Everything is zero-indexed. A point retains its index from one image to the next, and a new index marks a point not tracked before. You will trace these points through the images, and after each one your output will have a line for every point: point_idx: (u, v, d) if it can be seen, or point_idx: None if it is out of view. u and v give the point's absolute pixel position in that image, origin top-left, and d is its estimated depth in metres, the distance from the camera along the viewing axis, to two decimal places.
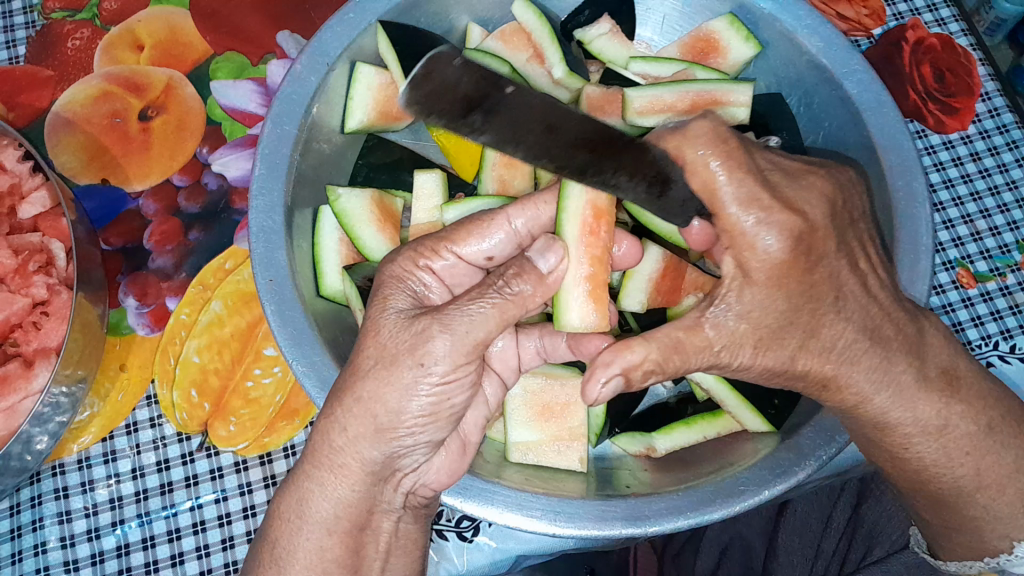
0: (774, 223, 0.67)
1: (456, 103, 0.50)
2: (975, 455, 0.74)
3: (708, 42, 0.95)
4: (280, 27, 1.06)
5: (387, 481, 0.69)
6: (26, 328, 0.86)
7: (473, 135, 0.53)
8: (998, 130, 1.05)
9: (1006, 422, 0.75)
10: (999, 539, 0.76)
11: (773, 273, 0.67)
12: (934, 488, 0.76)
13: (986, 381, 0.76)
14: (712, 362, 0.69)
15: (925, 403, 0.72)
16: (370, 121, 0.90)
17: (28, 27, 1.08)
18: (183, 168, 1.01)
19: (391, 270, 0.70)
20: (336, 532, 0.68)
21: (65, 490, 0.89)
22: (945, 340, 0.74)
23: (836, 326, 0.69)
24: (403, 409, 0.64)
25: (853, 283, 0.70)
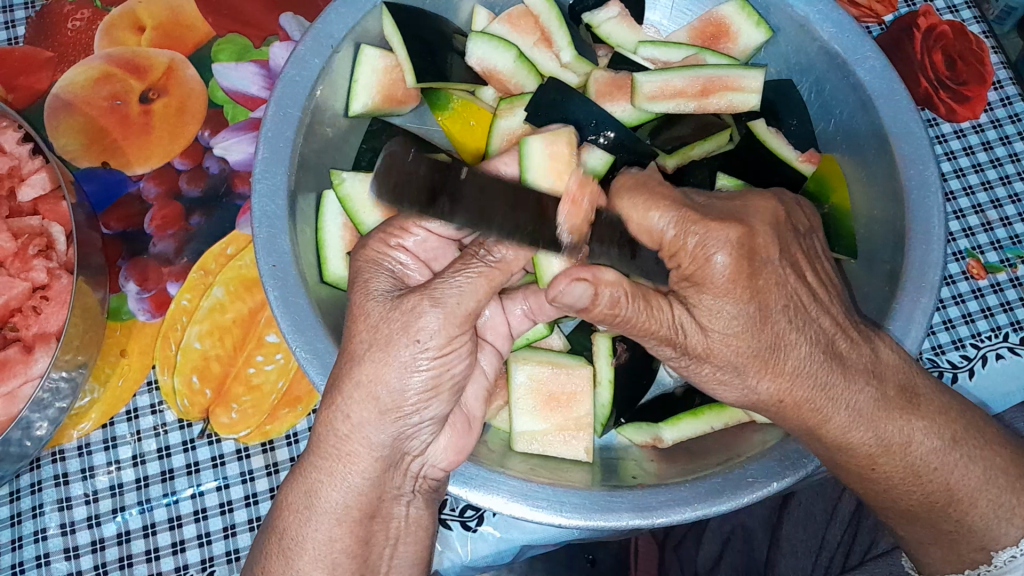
0: (716, 237, 0.66)
1: (421, 191, 0.62)
2: (943, 470, 0.68)
3: (719, 27, 0.93)
4: (283, 9, 1.05)
5: (396, 467, 0.68)
6: (25, 312, 0.84)
7: (445, 221, 0.64)
8: (1010, 119, 1.04)
9: (969, 432, 0.69)
10: (975, 551, 0.69)
11: (727, 282, 0.66)
12: (904, 504, 0.70)
13: (947, 395, 0.71)
14: (665, 338, 0.68)
15: (886, 423, 0.67)
16: (375, 104, 0.89)
17: (27, 7, 1.07)
18: (184, 152, 1.00)
19: (365, 254, 0.70)
20: (345, 522, 0.66)
21: (65, 477, 0.89)
22: (897, 355, 0.70)
23: (792, 337, 0.67)
24: (405, 386, 0.64)
25: (800, 286, 0.69)
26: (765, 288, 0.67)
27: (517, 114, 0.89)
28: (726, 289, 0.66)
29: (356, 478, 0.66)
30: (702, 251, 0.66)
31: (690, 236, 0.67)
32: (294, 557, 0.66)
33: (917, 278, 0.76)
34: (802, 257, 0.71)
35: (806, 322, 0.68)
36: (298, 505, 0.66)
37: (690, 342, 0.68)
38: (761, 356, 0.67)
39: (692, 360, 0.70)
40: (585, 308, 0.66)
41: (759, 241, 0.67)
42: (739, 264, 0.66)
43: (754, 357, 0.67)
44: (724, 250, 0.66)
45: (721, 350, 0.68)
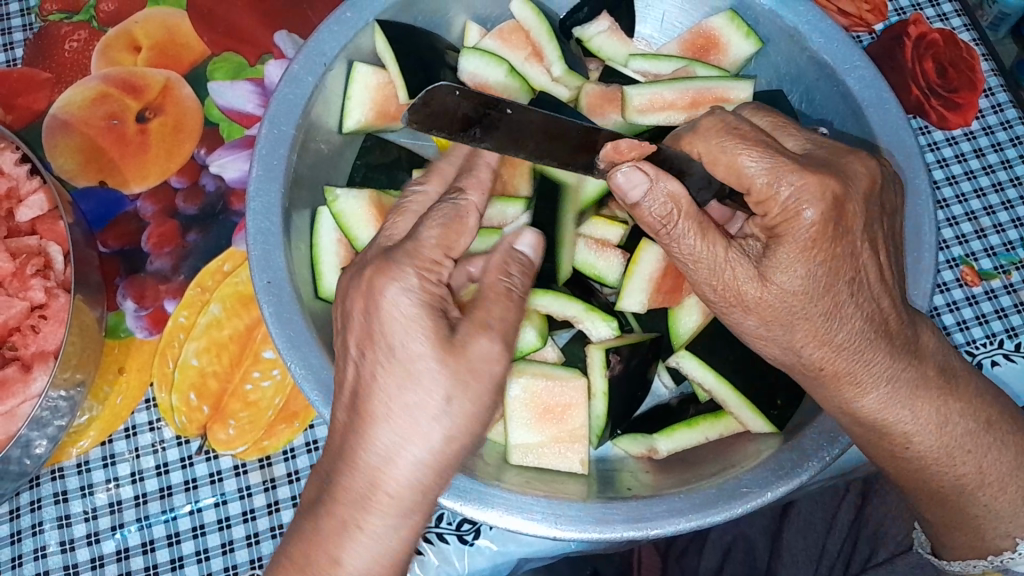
0: (806, 189, 0.67)
1: (454, 122, 0.65)
2: (976, 454, 0.72)
3: (708, 39, 0.93)
4: (277, 27, 1.06)
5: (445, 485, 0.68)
6: (24, 331, 0.85)
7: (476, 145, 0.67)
8: (1002, 126, 1.04)
9: (1003, 419, 0.74)
10: (1000, 538, 0.74)
11: (801, 241, 0.67)
12: (938, 488, 0.74)
13: (981, 382, 0.75)
14: (712, 283, 0.70)
15: (918, 406, 0.71)
16: (368, 121, 0.90)
17: (25, 29, 1.08)
18: (181, 170, 1.00)
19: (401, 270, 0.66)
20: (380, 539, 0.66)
21: (65, 495, 0.89)
22: (937, 339, 0.74)
23: (849, 312, 0.69)
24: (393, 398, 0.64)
25: (870, 262, 0.70)
26: (842, 260, 0.68)
27: None
28: (804, 249, 0.67)
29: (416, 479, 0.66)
30: (795, 206, 0.67)
31: (783, 184, 0.67)
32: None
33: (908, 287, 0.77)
34: (881, 237, 0.72)
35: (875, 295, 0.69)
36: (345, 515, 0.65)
37: (744, 290, 0.69)
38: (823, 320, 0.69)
39: (738, 310, 0.71)
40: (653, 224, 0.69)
41: (848, 209, 0.68)
42: (825, 228, 0.67)
43: (801, 317, 0.69)
44: (815, 207, 0.67)
45: (777, 303, 0.69)
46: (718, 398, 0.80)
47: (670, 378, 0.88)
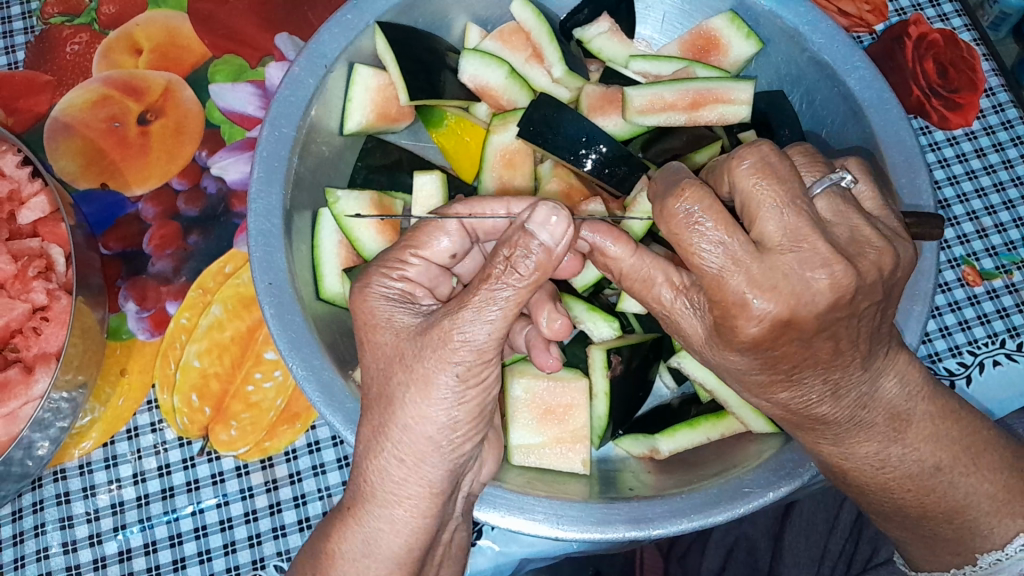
0: (769, 292, 0.58)
1: None
2: (919, 491, 0.69)
3: (708, 40, 0.94)
4: (278, 29, 1.06)
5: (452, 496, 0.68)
6: (26, 333, 0.85)
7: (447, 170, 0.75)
8: (1002, 126, 1.04)
9: (962, 459, 0.68)
10: (959, 553, 0.70)
11: (755, 338, 0.61)
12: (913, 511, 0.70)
13: (955, 411, 0.69)
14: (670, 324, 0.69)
15: (858, 444, 0.69)
16: (369, 122, 0.90)
17: (27, 32, 1.08)
18: (182, 172, 1.01)
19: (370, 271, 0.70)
20: (398, 562, 0.66)
21: (67, 496, 0.89)
22: (902, 386, 0.68)
23: (796, 385, 0.65)
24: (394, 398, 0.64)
25: (827, 347, 0.62)
26: (793, 349, 0.62)
27: (510, 129, 0.90)
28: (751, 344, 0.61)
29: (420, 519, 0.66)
30: (740, 297, 0.58)
31: (733, 280, 0.58)
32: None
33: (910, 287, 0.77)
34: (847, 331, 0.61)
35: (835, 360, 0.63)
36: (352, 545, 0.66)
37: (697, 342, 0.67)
38: (778, 386, 0.65)
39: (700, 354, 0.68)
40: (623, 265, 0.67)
41: (805, 312, 0.58)
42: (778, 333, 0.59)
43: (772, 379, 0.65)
44: (769, 303, 0.58)
45: (726, 362, 0.66)
46: (720, 399, 0.81)
47: (672, 379, 0.89)
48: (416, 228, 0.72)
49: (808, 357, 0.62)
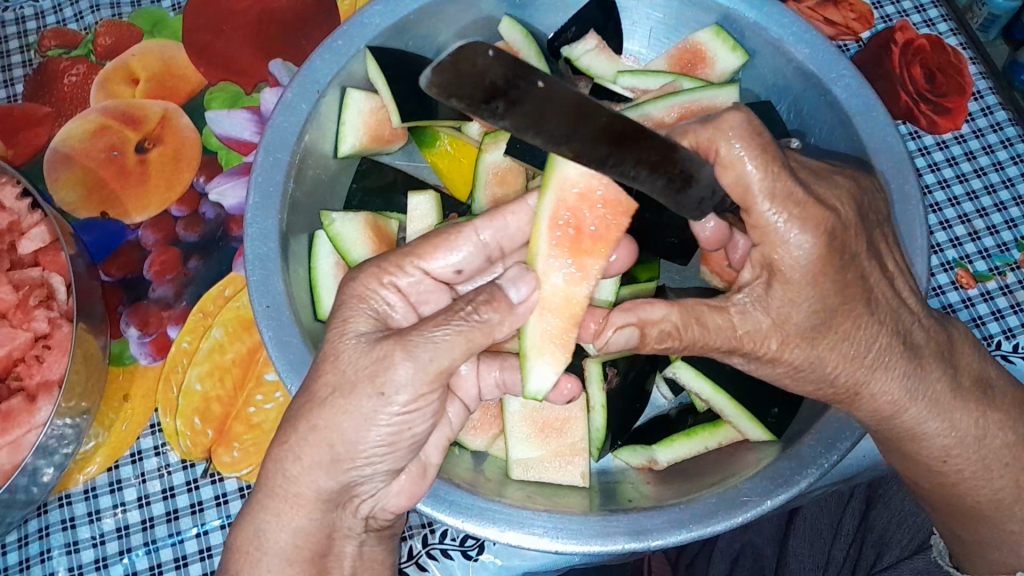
0: (808, 219, 0.67)
1: (479, 89, 0.56)
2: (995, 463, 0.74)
3: (695, 53, 0.96)
4: (272, 55, 1.08)
5: (344, 507, 0.68)
6: (29, 361, 0.86)
7: (494, 121, 0.58)
8: (991, 129, 1.05)
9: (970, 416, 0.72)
10: None
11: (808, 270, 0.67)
12: (971, 502, 0.76)
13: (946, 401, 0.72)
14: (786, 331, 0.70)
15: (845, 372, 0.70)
16: (362, 145, 0.92)
17: (26, 65, 1.11)
18: (180, 198, 1.02)
19: (353, 287, 0.69)
20: (294, 561, 0.67)
21: (73, 521, 0.89)
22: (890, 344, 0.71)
23: (859, 328, 0.70)
24: (360, 439, 0.63)
25: (882, 283, 0.71)
26: (847, 286, 0.68)
27: (502, 147, 0.91)
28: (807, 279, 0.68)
29: (434, 338, 0.62)
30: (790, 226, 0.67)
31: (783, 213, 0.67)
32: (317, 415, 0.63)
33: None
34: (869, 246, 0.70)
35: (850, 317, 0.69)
36: (284, 454, 0.64)
37: (759, 348, 0.71)
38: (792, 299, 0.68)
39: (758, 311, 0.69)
40: (636, 346, 0.69)
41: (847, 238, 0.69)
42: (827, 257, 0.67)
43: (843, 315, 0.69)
44: (812, 234, 0.67)
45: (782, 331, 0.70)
46: (715, 408, 0.81)
47: (669, 389, 0.89)
48: (422, 240, 0.72)
49: (813, 246, 0.67)
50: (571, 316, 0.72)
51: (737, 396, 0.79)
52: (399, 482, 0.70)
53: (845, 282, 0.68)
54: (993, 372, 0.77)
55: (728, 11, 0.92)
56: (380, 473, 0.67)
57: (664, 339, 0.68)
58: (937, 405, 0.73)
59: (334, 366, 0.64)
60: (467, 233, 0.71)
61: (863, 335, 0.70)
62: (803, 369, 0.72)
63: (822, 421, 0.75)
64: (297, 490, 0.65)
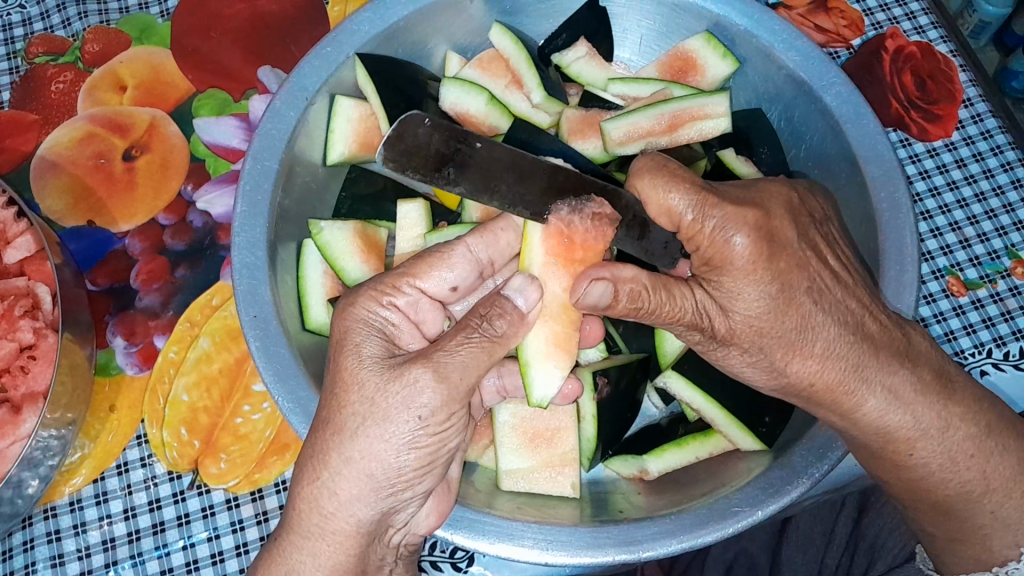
0: (733, 220, 0.69)
1: (428, 159, 0.67)
2: (980, 458, 0.72)
3: (686, 61, 0.95)
4: (261, 62, 1.07)
5: (378, 537, 0.68)
6: (14, 372, 0.85)
7: (449, 186, 0.68)
8: (982, 136, 1.05)
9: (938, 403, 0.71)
10: (1007, 548, 0.73)
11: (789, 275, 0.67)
12: (939, 495, 0.73)
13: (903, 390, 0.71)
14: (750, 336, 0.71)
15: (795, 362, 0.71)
16: (352, 152, 0.91)
17: (12, 71, 1.10)
18: (168, 207, 1.01)
19: (354, 312, 0.69)
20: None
21: (58, 534, 0.88)
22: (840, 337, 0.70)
23: (820, 319, 0.70)
24: (400, 462, 0.64)
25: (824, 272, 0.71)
26: (789, 274, 0.70)
27: None
28: (749, 272, 0.69)
29: (458, 355, 0.65)
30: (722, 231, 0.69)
31: (709, 219, 0.69)
32: (351, 448, 0.63)
33: (894, 279, 0.78)
34: (821, 241, 0.74)
35: (794, 311, 0.70)
36: (317, 491, 0.64)
37: (715, 325, 0.72)
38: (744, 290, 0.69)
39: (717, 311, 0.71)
40: (609, 306, 0.69)
41: (777, 227, 0.71)
42: (759, 247, 0.69)
43: (792, 307, 0.69)
44: (743, 233, 0.69)
45: (744, 329, 0.71)
46: (707, 417, 0.81)
47: (660, 399, 0.89)
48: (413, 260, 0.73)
49: (748, 243, 0.69)
50: (568, 321, 0.76)
51: (729, 406, 0.79)
52: (431, 503, 0.71)
53: (782, 269, 0.70)
54: (952, 363, 0.74)
55: (718, 18, 0.91)
56: (417, 495, 0.68)
57: (636, 298, 0.69)
58: (896, 397, 0.70)
59: (356, 380, 0.65)
60: (459, 249, 0.72)
61: (814, 327, 0.70)
62: (757, 358, 0.72)
63: (813, 431, 0.75)
64: (336, 527, 0.65)
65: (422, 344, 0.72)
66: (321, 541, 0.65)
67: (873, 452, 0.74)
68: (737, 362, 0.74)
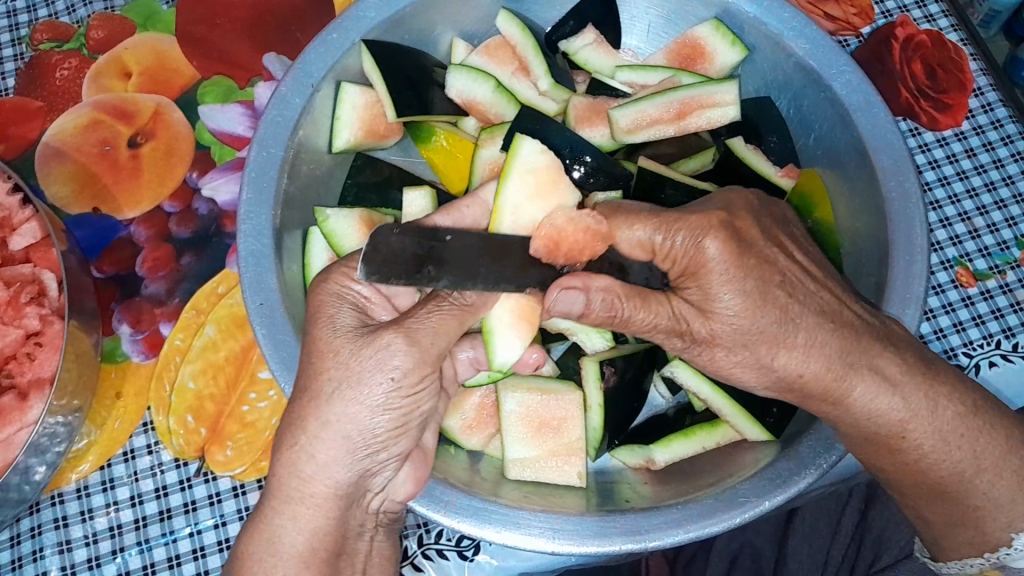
0: (691, 223, 0.68)
1: None
2: (970, 437, 0.70)
3: (694, 48, 0.94)
4: (266, 50, 1.07)
5: (357, 503, 0.68)
6: (20, 359, 0.85)
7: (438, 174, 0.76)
8: (992, 126, 1.04)
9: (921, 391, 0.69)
10: (1000, 530, 0.71)
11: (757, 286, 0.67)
12: (942, 473, 0.71)
13: (892, 373, 0.69)
14: (742, 342, 0.69)
15: (779, 357, 0.69)
16: (357, 139, 0.90)
17: (17, 58, 1.09)
18: (174, 194, 1.01)
19: (325, 287, 0.68)
20: (312, 561, 0.65)
21: (65, 520, 0.89)
22: (821, 322, 0.68)
23: (800, 312, 0.68)
24: (373, 425, 0.64)
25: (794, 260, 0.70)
26: (766, 265, 0.68)
27: (497, 142, 0.90)
28: (727, 273, 0.67)
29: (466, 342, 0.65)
30: (693, 241, 0.68)
31: (676, 235, 0.68)
32: (327, 412, 0.63)
33: (904, 269, 0.78)
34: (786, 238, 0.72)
35: (768, 307, 0.68)
36: (294, 455, 0.63)
37: (694, 328, 0.70)
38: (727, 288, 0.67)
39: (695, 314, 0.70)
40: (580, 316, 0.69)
41: (740, 226, 0.69)
42: (730, 246, 0.67)
43: (761, 296, 0.67)
44: (715, 237, 0.67)
45: (723, 331, 0.69)
46: (713, 407, 0.80)
47: (667, 388, 0.89)
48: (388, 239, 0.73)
49: (721, 251, 0.67)
50: (537, 296, 0.78)
51: (735, 395, 0.79)
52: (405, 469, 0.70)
53: (752, 262, 0.68)
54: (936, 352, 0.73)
55: (727, 5, 0.91)
56: (393, 458, 0.67)
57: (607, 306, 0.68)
58: (883, 380, 0.68)
59: (337, 357, 0.64)
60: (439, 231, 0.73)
61: (794, 320, 0.68)
62: (743, 357, 0.70)
63: (822, 420, 0.74)
64: (315, 491, 0.64)
65: (391, 317, 0.71)
66: (300, 503, 0.64)
67: (862, 432, 0.71)
68: (725, 363, 0.72)
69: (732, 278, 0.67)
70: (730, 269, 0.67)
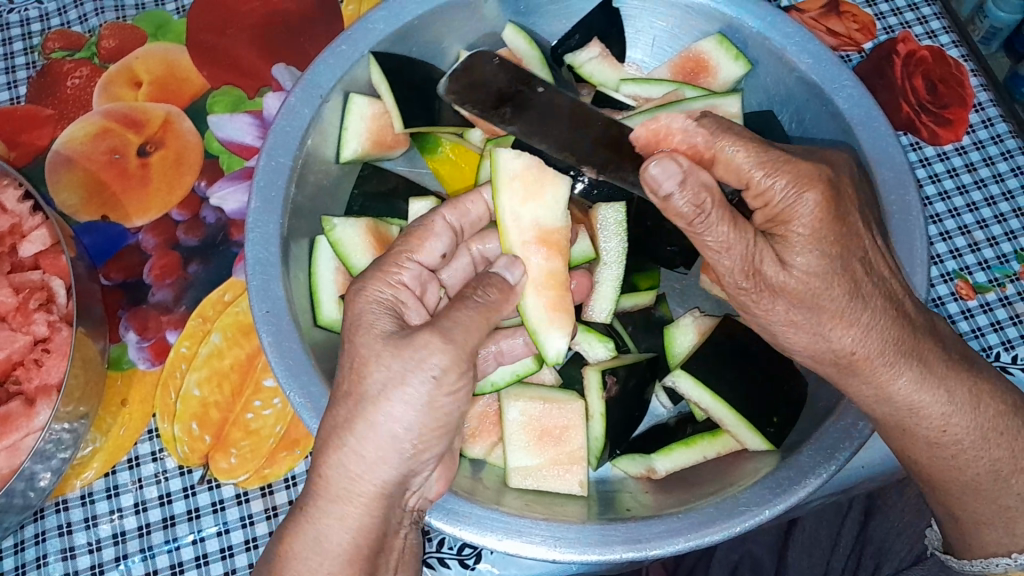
0: (792, 176, 0.71)
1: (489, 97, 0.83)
2: (1006, 437, 0.72)
3: (697, 62, 0.96)
4: (275, 60, 1.08)
5: (399, 504, 0.68)
6: (28, 365, 0.86)
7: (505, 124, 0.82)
8: (993, 140, 1.05)
9: (961, 378, 0.72)
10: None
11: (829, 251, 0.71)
12: (970, 476, 0.72)
13: (943, 362, 0.72)
14: (814, 306, 0.72)
15: (840, 331, 0.72)
16: (364, 150, 0.92)
17: (28, 67, 1.11)
18: (182, 202, 1.02)
19: (361, 294, 0.69)
20: (356, 560, 0.65)
21: (69, 527, 0.89)
22: (889, 305, 0.72)
23: (872, 298, 0.71)
24: (414, 423, 0.64)
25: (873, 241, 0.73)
26: (849, 243, 0.71)
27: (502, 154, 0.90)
28: (815, 236, 0.71)
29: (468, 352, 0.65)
30: (790, 198, 0.71)
31: (780, 178, 0.71)
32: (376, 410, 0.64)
33: (905, 281, 0.78)
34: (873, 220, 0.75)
35: (846, 280, 0.71)
36: (342, 453, 0.64)
37: (770, 273, 0.72)
38: (808, 252, 0.71)
39: (764, 289, 0.73)
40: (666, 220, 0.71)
41: (844, 191, 0.72)
42: (829, 206, 0.71)
43: (843, 272, 0.71)
44: (815, 195, 0.71)
45: (796, 286, 0.71)
46: (715, 417, 0.81)
47: (668, 398, 0.89)
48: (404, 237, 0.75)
49: (815, 205, 0.70)
50: (557, 287, 0.79)
51: (738, 405, 0.79)
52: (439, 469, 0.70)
53: (845, 234, 0.71)
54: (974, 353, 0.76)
55: (731, 20, 0.92)
56: (433, 460, 0.68)
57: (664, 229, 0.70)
58: (929, 372, 0.71)
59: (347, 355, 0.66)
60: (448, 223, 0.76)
61: (864, 300, 0.71)
62: (804, 318, 0.72)
63: (821, 432, 0.75)
64: (365, 488, 0.65)
65: (425, 319, 0.72)
66: (346, 500, 0.65)
67: (899, 424, 0.73)
68: (781, 317, 0.74)
69: (808, 242, 0.71)
70: (817, 227, 0.71)
